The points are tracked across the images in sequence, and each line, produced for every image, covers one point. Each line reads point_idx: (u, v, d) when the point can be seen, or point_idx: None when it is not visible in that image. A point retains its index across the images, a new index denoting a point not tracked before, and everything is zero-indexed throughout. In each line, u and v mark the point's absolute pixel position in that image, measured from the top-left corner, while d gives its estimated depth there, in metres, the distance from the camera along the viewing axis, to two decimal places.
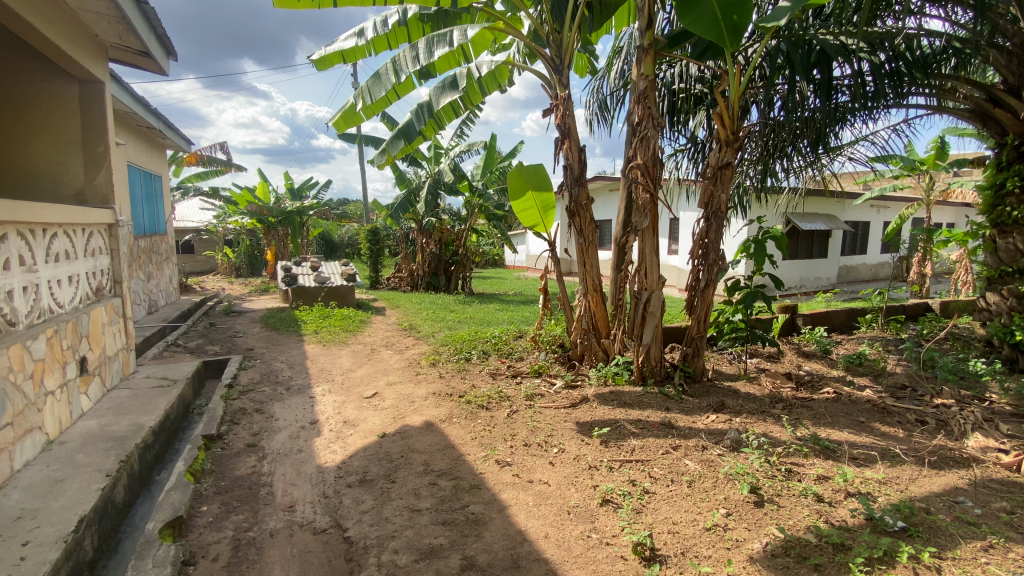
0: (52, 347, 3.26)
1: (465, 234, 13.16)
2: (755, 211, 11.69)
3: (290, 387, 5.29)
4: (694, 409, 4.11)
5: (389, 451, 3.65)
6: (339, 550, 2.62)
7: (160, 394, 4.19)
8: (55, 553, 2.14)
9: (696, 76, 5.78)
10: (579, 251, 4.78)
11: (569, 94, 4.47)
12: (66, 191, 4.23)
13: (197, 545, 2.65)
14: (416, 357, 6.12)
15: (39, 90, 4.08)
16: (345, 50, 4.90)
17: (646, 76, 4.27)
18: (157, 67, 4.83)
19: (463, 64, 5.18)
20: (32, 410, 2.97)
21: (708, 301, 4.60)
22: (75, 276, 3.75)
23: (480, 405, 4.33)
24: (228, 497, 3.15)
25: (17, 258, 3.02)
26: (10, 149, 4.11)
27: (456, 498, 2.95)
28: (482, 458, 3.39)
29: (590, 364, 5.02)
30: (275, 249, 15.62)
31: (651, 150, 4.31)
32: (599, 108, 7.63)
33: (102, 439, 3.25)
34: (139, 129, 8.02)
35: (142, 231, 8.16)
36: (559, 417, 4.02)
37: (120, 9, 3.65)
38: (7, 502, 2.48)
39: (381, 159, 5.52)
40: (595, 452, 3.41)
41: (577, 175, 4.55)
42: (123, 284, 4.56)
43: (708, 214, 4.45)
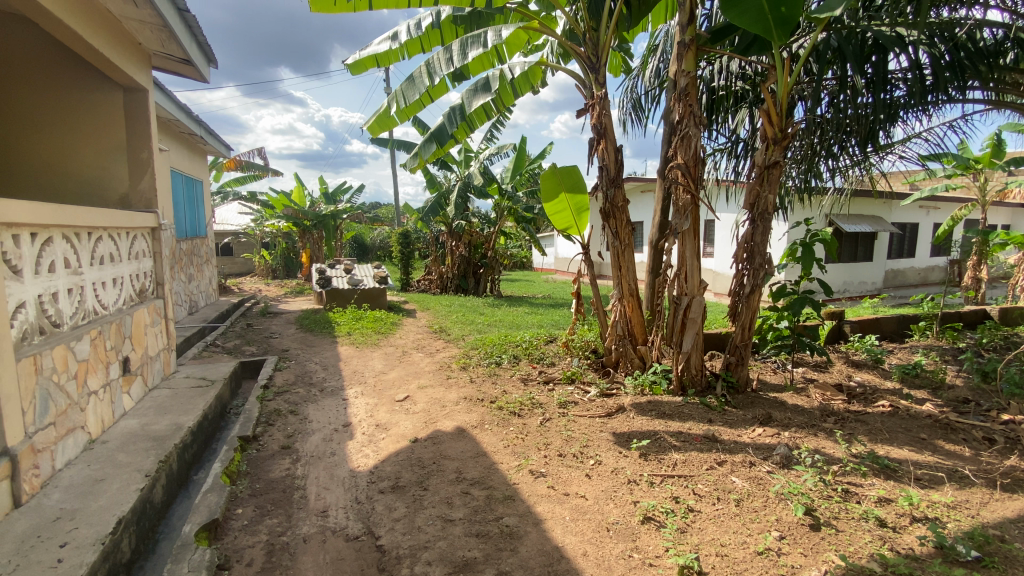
0: (95, 347, 3.34)
1: (494, 237, 13.14)
2: (797, 212, 11.21)
3: (323, 389, 5.33)
4: (738, 422, 3.91)
5: (421, 457, 3.60)
6: (372, 558, 2.56)
7: (198, 394, 4.27)
8: (92, 556, 2.15)
9: (738, 73, 5.58)
10: (615, 254, 4.64)
11: (605, 93, 4.34)
12: (112, 196, 4.36)
13: (232, 549, 2.65)
14: (446, 360, 6.08)
15: (86, 98, 4.23)
16: (379, 54, 4.91)
17: (687, 72, 4.13)
18: (199, 74, 4.95)
19: (497, 65, 5.13)
20: (75, 409, 3.05)
21: (753, 307, 4.40)
22: (119, 279, 3.86)
23: (512, 412, 4.24)
24: (263, 500, 3.16)
25: (63, 261, 3.11)
26: (58, 156, 4.24)
27: (489, 509, 2.86)
28: (516, 468, 3.30)
29: (625, 371, 4.86)
30: (310, 252, 15.97)
31: (693, 149, 4.14)
32: (633, 108, 7.46)
33: (142, 438, 3.31)
34: (182, 136, 8.30)
35: (184, 234, 8.44)
36: (594, 427, 3.89)
37: (163, 17, 3.73)
38: (49, 502, 2.53)
39: (413, 162, 5.50)
40: (634, 465, 3.27)
41: (613, 176, 4.42)
42: (165, 286, 4.68)
43: (753, 216, 4.26)
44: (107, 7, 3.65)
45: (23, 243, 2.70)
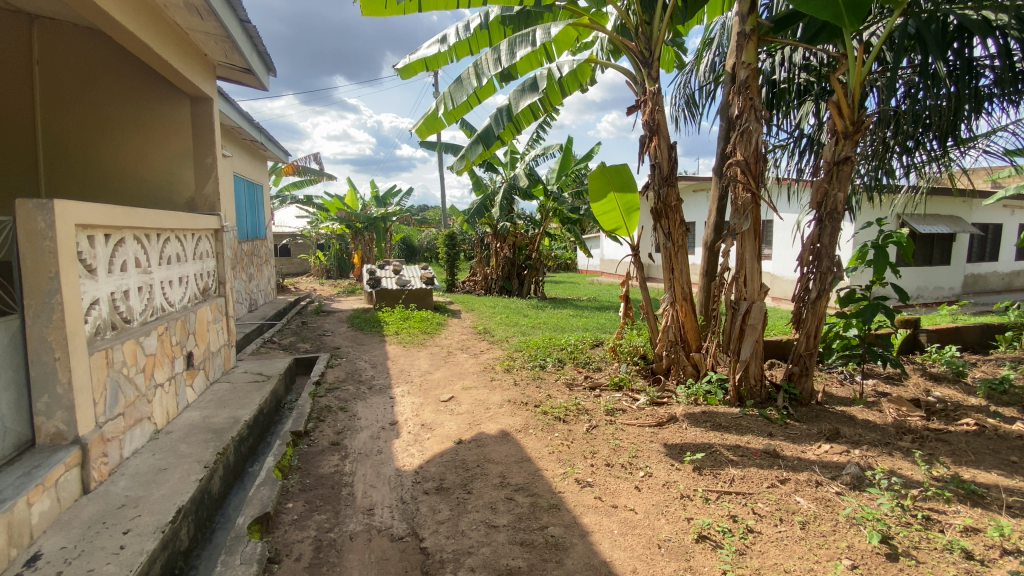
0: (161, 342, 3.53)
1: (539, 238, 13.06)
2: (864, 212, 10.47)
3: (372, 387, 5.43)
4: (802, 437, 3.66)
5: (465, 459, 3.58)
6: (416, 561, 2.55)
7: (255, 388, 4.44)
8: (151, 544, 2.25)
9: (801, 63, 5.28)
10: (667, 256, 4.47)
11: (658, 88, 4.19)
12: (180, 199, 4.61)
13: (282, 543, 2.71)
14: (490, 361, 6.06)
15: (156, 108, 4.50)
16: (428, 57, 4.95)
17: (748, 64, 3.92)
18: (259, 83, 5.17)
19: (546, 65, 5.06)
20: (142, 401, 3.23)
21: (819, 313, 4.12)
22: (185, 277, 4.07)
23: (558, 417, 4.14)
24: (312, 496, 3.22)
25: (134, 260, 3.29)
26: (132, 163, 4.52)
27: (534, 517, 2.80)
28: (561, 476, 3.22)
29: (677, 379, 4.67)
30: (361, 253, 16.48)
31: (753, 145, 3.92)
32: (686, 104, 7.22)
33: (203, 430, 3.47)
34: (244, 142, 8.75)
35: (245, 235, 8.88)
36: (644, 437, 3.74)
37: (225, 28, 3.91)
38: (116, 489, 2.68)
39: (460, 164, 5.50)
40: (687, 479, 3.12)
41: (666, 175, 4.26)
42: (227, 285, 4.91)
43: (821, 216, 3.99)
44: (175, 20, 3.86)
45: (97, 243, 2.87)
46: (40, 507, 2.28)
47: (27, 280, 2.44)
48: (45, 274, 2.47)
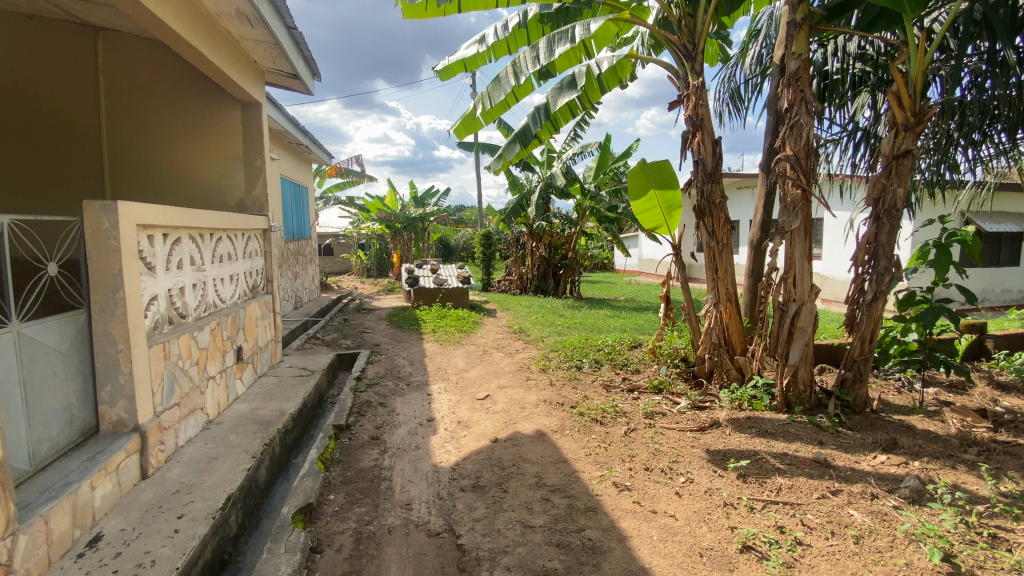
0: (214, 337, 3.70)
1: (575, 237, 12.95)
2: (925, 210, 9.86)
3: (410, 383, 5.53)
4: (856, 447, 3.47)
5: (501, 458, 3.58)
6: (452, 557, 2.57)
7: (300, 382, 4.59)
8: (203, 529, 2.36)
9: (856, 53, 5.02)
10: (710, 255, 4.34)
11: (702, 82, 4.07)
12: (230, 201, 4.83)
13: (324, 534, 2.79)
14: (526, 361, 6.05)
15: (209, 113, 4.73)
16: (466, 58, 4.99)
17: (799, 55, 3.75)
18: (305, 88, 5.34)
19: (585, 61, 5.00)
20: (196, 392, 3.40)
21: (876, 317, 3.90)
22: (235, 275, 4.25)
23: (594, 419, 4.09)
24: (352, 488, 3.30)
25: (189, 259, 3.46)
26: (187, 167, 4.78)
27: (571, 519, 2.77)
28: (598, 478, 3.17)
29: (720, 382, 4.53)
30: (400, 253, 16.84)
31: (804, 138, 3.75)
32: (731, 98, 7.02)
33: (251, 421, 3.61)
34: (291, 146, 9.07)
35: (291, 235, 9.22)
36: (684, 442, 3.64)
37: (274, 35, 4.06)
38: (172, 475, 2.83)
39: (497, 164, 5.51)
40: (731, 487, 3.01)
41: (711, 171, 4.13)
42: (274, 282, 5.11)
43: (878, 213, 3.78)
44: (227, 29, 4.03)
45: (156, 242, 3.04)
46: (103, 491, 2.43)
47: (94, 277, 2.62)
48: (109, 272, 2.63)
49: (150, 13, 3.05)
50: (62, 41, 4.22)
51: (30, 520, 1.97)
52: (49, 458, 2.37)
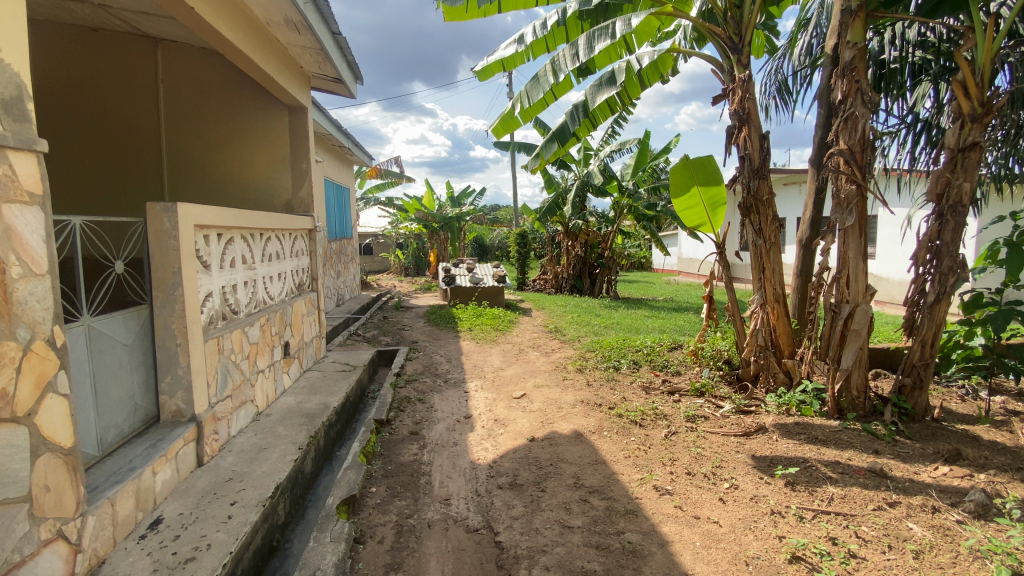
0: (263, 332, 3.87)
1: (612, 236, 12.78)
2: (993, 206, 9.21)
3: (447, 380, 5.60)
4: (915, 457, 3.28)
5: (538, 457, 3.58)
6: (491, 554, 2.58)
7: (343, 377, 4.73)
8: (254, 516, 2.46)
9: (915, 41, 4.76)
10: (756, 254, 4.20)
11: (749, 75, 3.95)
12: (278, 202, 5.04)
13: (367, 525, 2.86)
14: (562, 361, 6.01)
15: (259, 117, 4.93)
16: (505, 58, 5.00)
17: (854, 43, 3.58)
18: (349, 91, 5.50)
19: (625, 57, 4.91)
20: (247, 385, 3.55)
21: (938, 320, 3.68)
22: (283, 273, 4.43)
23: (634, 421, 4.02)
24: (393, 482, 3.37)
25: (241, 258, 3.62)
26: (239, 170, 4.99)
27: (610, 521, 2.73)
28: (638, 482, 3.12)
29: (766, 386, 4.37)
30: (437, 252, 17.12)
31: (860, 132, 3.58)
32: (778, 91, 6.82)
33: (298, 414, 3.75)
34: (334, 148, 9.34)
35: (335, 235, 9.50)
36: (728, 447, 3.54)
37: (319, 41, 4.19)
38: (225, 463, 2.97)
39: (535, 163, 5.50)
40: (779, 495, 2.90)
41: (757, 167, 4.00)
42: (319, 280, 5.29)
43: (941, 210, 3.55)
44: (276, 36, 4.20)
45: (211, 241, 3.19)
46: (163, 476, 2.58)
47: (157, 275, 2.78)
48: (169, 269, 2.78)
49: (205, 23, 3.21)
50: (126, 51, 4.49)
51: (97, 502, 2.10)
52: (115, 444, 2.53)
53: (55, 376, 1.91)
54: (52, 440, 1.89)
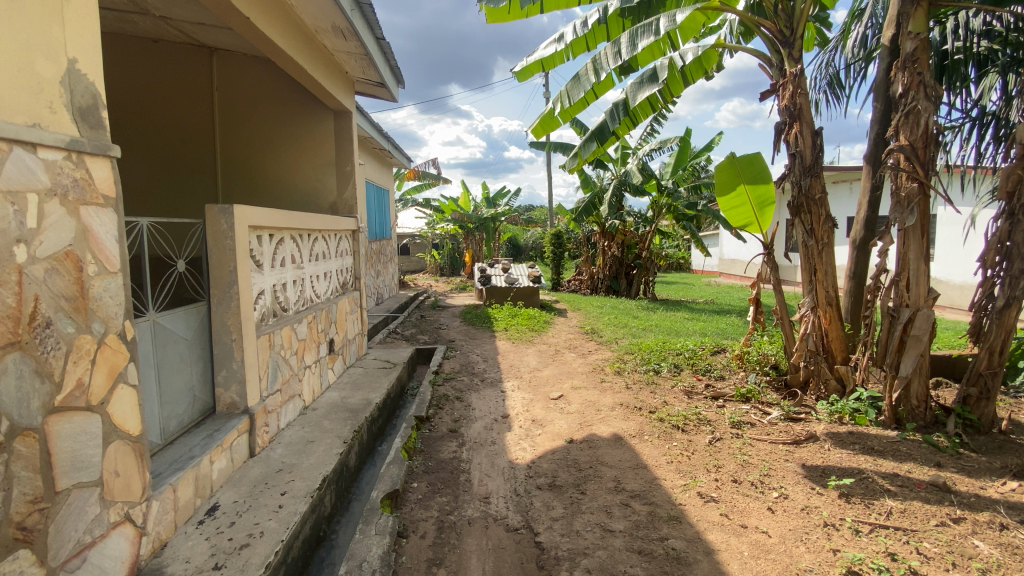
0: (310, 329, 4.00)
1: (650, 236, 12.55)
2: None
3: (484, 379, 5.64)
4: (982, 471, 3.07)
5: (577, 459, 3.55)
6: (531, 554, 2.58)
7: (384, 374, 4.84)
8: (303, 506, 2.55)
9: (981, 30, 4.49)
10: (807, 255, 4.04)
11: (802, 69, 3.81)
12: (324, 204, 5.19)
13: (409, 520, 2.91)
14: (600, 362, 5.95)
15: (306, 123, 5.08)
16: (545, 58, 4.99)
17: (916, 34, 3.39)
18: (391, 95, 5.62)
19: (668, 54, 4.81)
20: (295, 379, 3.69)
21: (1008, 327, 3.44)
22: (329, 273, 4.57)
23: (676, 426, 3.93)
24: (434, 478, 3.43)
25: (291, 257, 3.76)
26: (287, 173, 5.16)
27: (653, 526, 2.69)
28: (681, 488, 3.05)
29: (817, 393, 4.21)
30: (472, 252, 17.28)
31: (922, 126, 3.39)
32: (829, 85, 6.60)
33: (342, 409, 3.86)
34: (375, 151, 9.57)
35: (375, 235, 9.71)
36: (777, 455, 3.41)
37: (365, 46, 4.30)
38: (275, 455, 3.09)
39: (573, 163, 5.47)
40: (832, 506, 2.78)
41: (809, 165, 3.85)
42: (362, 280, 5.43)
43: (1012, 209, 3.32)
44: (324, 43, 4.34)
45: (265, 242, 3.33)
46: (219, 465, 2.71)
47: (214, 273, 2.91)
48: (226, 268, 2.92)
49: (260, 32, 3.35)
50: (185, 61, 4.76)
51: (161, 487, 2.23)
52: (175, 433, 2.67)
53: (125, 368, 2.03)
54: (122, 428, 2.01)
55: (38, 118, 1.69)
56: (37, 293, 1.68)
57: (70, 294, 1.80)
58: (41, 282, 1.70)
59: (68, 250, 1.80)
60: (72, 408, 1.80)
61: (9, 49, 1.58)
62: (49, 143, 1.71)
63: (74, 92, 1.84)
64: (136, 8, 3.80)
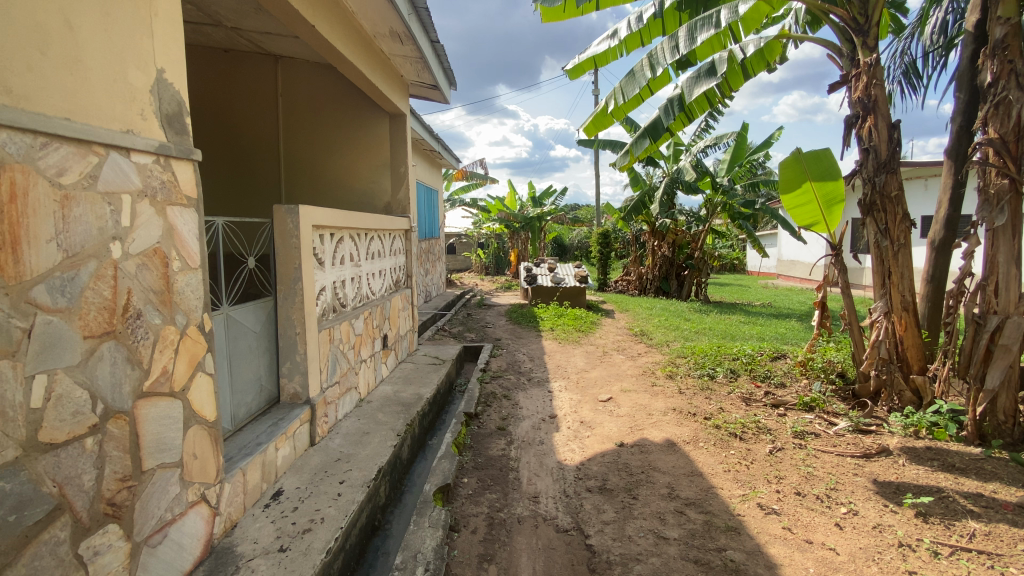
0: (366, 325, 4.14)
1: (703, 236, 12.14)
2: None
3: (531, 378, 5.64)
4: None
5: (628, 463, 3.49)
6: (582, 556, 2.56)
7: (434, 370, 4.94)
8: (360, 495, 2.65)
9: None
10: (880, 257, 3.79)
11: (877, 58, 3.58)
12: (379, 204, 5.36)
13: (461, 515, 2.96)
14: (650, 365, 5.81)
15: (363, 126, 5.26)
16: (598, 55, 4.93)
17: (1008, 17, 3.11)
18: (444, 96, 5.72)
19: (729, 47, 4.63)
20: (352, 372, 3.83)
21: None
22: (384, 270, 4.71)
23: (733, 434, 3.78)
24: (483, 474, 3.47)
25: (349, 256, 3.91)
26: (345, 175, 5.36)
27: (710, 536, 2.60)
28: (740, 498, 2.93)
29: (889, 405, 3.93)
30: (518, 251, 17.34)
31: (1015, 118, 3.11)
32: (904, 75, 6.20)
33: (395, 403, 3.97)
34: (425, 152, 9.77)
35: (425, 235, 9.92)
36: (845, 468, 3.22)
37: (420, 50, 4.39)
38: (333, 444, 3.22)
39: (624, 160, 5.37)
40: (908, 526, 2.59)
41: (885, 161, 3.62)
42: (414, 277, 5.56)
43: None
44: (381, 48, 4.47)
45: (326, 240, 3.47)
46: (283, 453, 2.85)
47: (281, 270, 3.07)
48: (291, 265, 3.06)
49: (325, 40, 3.50)
50: (253, 69, 5.05)
51: (232, 471, 2.37)
52: (244, 420, 2.83)
53: (203, 357, 2.18)
54: (200, 414, 2.16)
55: (131, 125, 1.84)
56: (130, 287, 1.82)
57: (158, 288, 1.94)
58: (133, 277, 1.84)
59: (156, 247, 1.94)
60: (158, 393, 1.95)
61: (106, 61, 1.72)
62: (140, 147, 1.85)
63: (162, 99, 1.99)
64: (210, 20, 4.06)
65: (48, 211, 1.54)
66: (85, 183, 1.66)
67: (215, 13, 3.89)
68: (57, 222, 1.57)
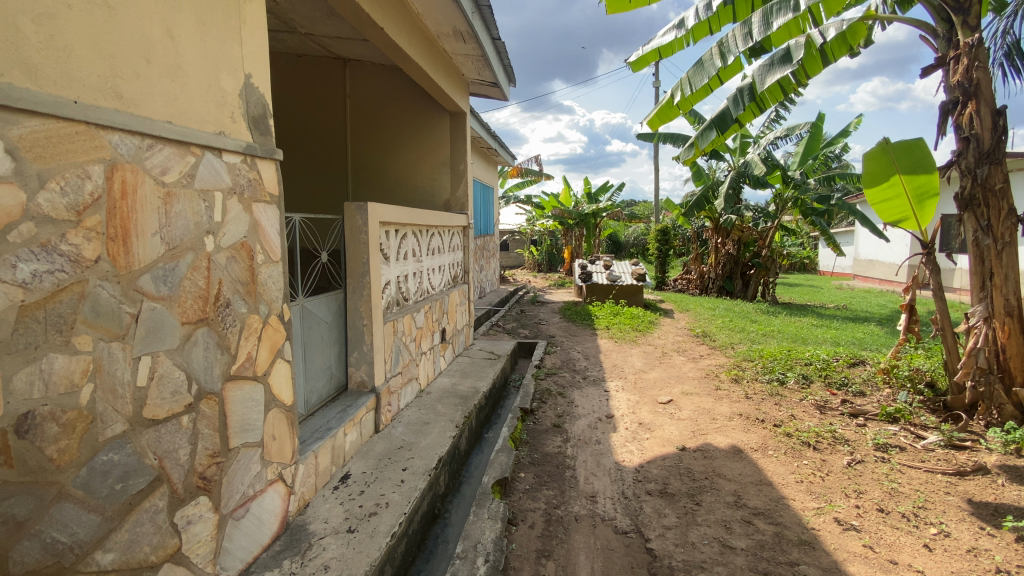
0: (426, 319, 4.26)
1: (770, 233, 11.52)
2: None
3: (587, 377, 5.59)
4: None
5: (691, 468, 3.38)
6: (642, 559, 2.51)
7: (490, 364, 5.00)
8: (421, 483, 2.72)
9: None
10: (980, 257, 3.45)
11: (981, 38, 3.24)
12: (438, 202, 5.49)
13: (518, 509, 2.99)
14: (713, 368, 5.59)
15: (425, 125, 5.40)
16: (663, 46, 4.77)
17: None
18: (504, 94, 5.76)
19: (806, 31, 4.36)
20: (413, 364, 3.94)
21: None
22: (443, 266, 4.82)
23: (806, 443, 3.57)
24: (540, 470, 3.47)
25: (412, 251, 4.02)
26: (407, 173, 5.51)
27: (780, 548, 2.48)
28: (814, 511, 2.77)
29: (987, 419, 3.57)
30: (573, 248, 17.19)
31: None
32: (1008, 55, 5.57)
33: (453, 395, 4.05)
34: (483, 150, 9.88)
35: (481, 231, 10.02)
36: (934, 486, 2.96)
37: (482, 47, 4.43)
38: (396, 432, 3.34)
39: (688, 154, 5.17)
40: (1007, 551, 2.35)
41: (988, 151, 3.29)
42: (471, 273, 5.65)
43: None
44: (444, 48, 4.56)
45: (391, 236, 3.59)
46: (351, 438, 2.98)
47: (350, 264, 3.21)
48: (359, 259, 3.19)
49: (393, 42, 3.62)
50: (325, 72, 5.32)
51: (306, 454, 2.51)
52: (316, 406, 2.99)
53: (282, 345, 2.32)
54: (279, 398, 2.30)
55: (223, 127, 1.98)
56: (221, 278, 1.97)
57: (244, 279, 2.08)
58: (224, 268, 1.98)
59: (243, 242, 2.08)
60: (243, 377, 2.09)
61: (201, 68, 1.86)
62: (231, 148, 1.99)
63: (249, 102, 2.12)
64: (287, 27, 4.31)
65: (153, 207, 1.69)
66: (184, 181, 1.81)
67: (292, 20, 4.12)
68: (161, 217, 1.71)
